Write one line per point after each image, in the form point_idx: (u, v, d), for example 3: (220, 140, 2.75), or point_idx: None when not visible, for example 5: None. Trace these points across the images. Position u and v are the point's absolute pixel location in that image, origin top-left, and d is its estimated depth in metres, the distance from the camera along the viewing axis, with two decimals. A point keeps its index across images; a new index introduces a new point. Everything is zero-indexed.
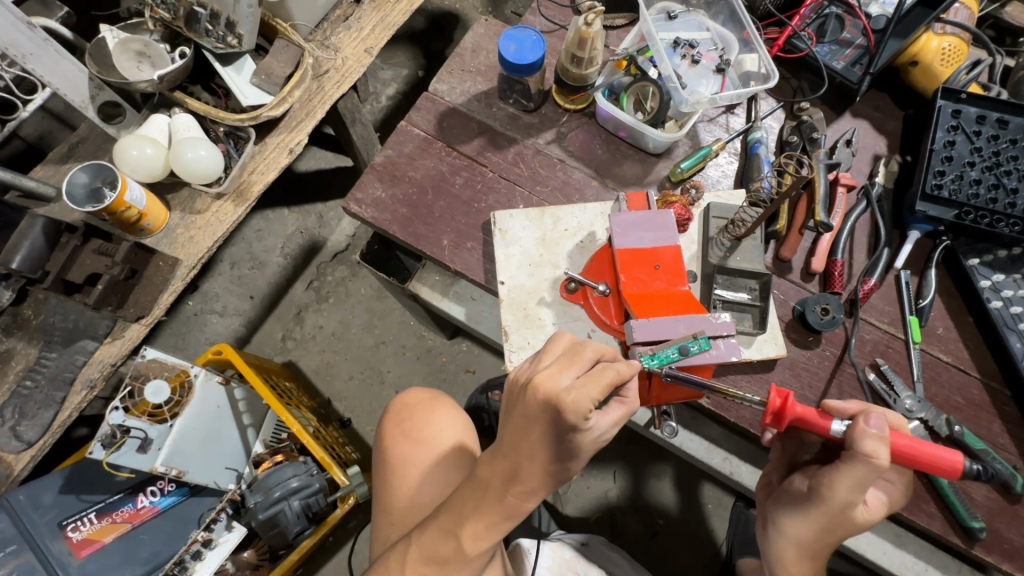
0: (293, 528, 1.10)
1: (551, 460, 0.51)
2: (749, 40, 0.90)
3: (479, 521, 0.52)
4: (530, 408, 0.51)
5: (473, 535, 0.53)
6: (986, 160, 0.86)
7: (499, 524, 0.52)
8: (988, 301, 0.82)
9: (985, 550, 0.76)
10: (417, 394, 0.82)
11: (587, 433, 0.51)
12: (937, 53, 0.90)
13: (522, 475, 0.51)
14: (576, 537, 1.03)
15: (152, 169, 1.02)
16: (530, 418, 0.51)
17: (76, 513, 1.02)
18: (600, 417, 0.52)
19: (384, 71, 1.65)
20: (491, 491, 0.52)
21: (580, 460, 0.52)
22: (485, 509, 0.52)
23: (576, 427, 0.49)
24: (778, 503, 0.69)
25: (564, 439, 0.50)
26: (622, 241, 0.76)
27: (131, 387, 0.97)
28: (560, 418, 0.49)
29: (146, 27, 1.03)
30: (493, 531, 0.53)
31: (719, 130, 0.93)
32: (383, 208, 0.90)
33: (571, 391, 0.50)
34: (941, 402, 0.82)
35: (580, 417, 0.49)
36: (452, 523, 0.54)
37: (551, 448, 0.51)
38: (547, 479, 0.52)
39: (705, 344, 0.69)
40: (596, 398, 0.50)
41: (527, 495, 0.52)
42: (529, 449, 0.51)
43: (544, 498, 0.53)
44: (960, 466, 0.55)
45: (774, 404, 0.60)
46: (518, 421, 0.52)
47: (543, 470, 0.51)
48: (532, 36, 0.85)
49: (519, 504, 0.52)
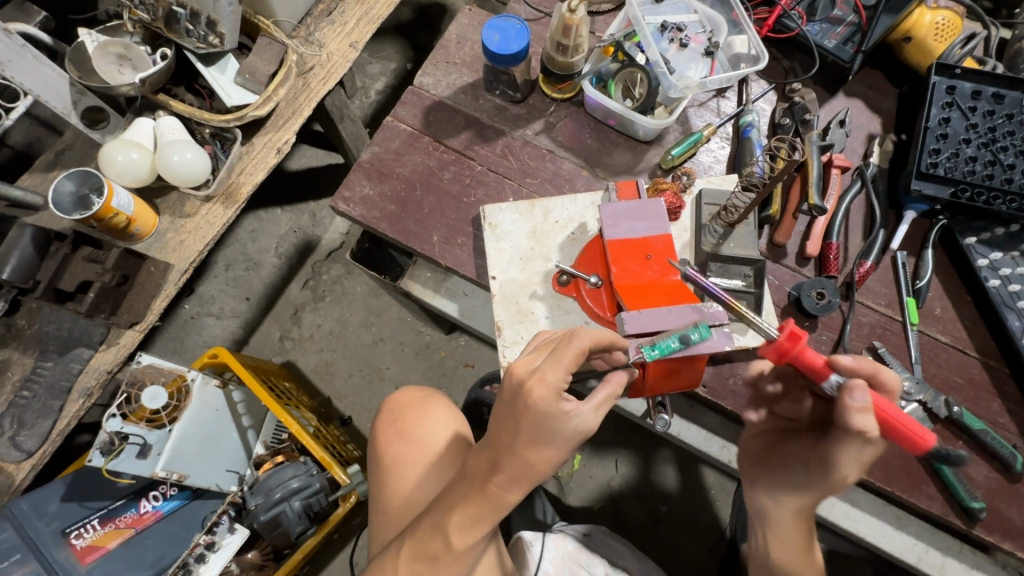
0: (296, 528, 1.08)
1: (529, 447, 0.51)
2: (738, 21, 0.89)
3: (466, 512, 0.53)
4: (509, 395, 0.53)
5: (459, 527, 0.53)
6: (982, 137, 0.84)
7: (486, 516, 0.52)
8: (986, 280, 0.81)
9: (986, 529, 0.76)
10: (411, 392, 0.81)
11: (563, 418, 0.51)
12: (931, 28, 0.88)
13: (502, 463, 0.52)
14: (577, 527, 1.03)
15: (137, 175, 1.02)
16: (507, 403, 0.53)
17: (79, 520, 1.00)
18: (579, 404, 0.52)
19: (371, 65, 1.63)
20: (476, 480, 0.53)
21: (554, 447, 0.52)
22: (471, 502, 0.53)
23: (548, 408, 0.51)
24: (774, 473, 0.70)
25: (540, 424, 0.51)
26: (612, 231, 0.74)
27: (127, 393, 0.99)
28: (530, 400, 0.51)
29: (125, 29, 1.02)
30: (480, 524, 0.53)
31: (709, 114, 0.92)
32: (372, 206, 0.89)
33: (540, 375, 0.52)
34: (940, 382, 0.81)
35: (549, 397, 0.51)
36: (441, 517, 0.54)
37: (528, 433, 0.51)
38: (527, 468, 0.51)
39: (704, 332, 0.65)
40: (566, 378, 0.52)
41: (509, 485, 0.51)
42: (508, 436, 0.52)
43: (529, 490, 0.52)
44: (929, 445, 0.53)
45: (783, 337, 0.56)
46: (498, 408, 0.54)
47: (523, 458, 0.51)
48: (515, 26, 0.83)
49: (502, 495, 0.52)
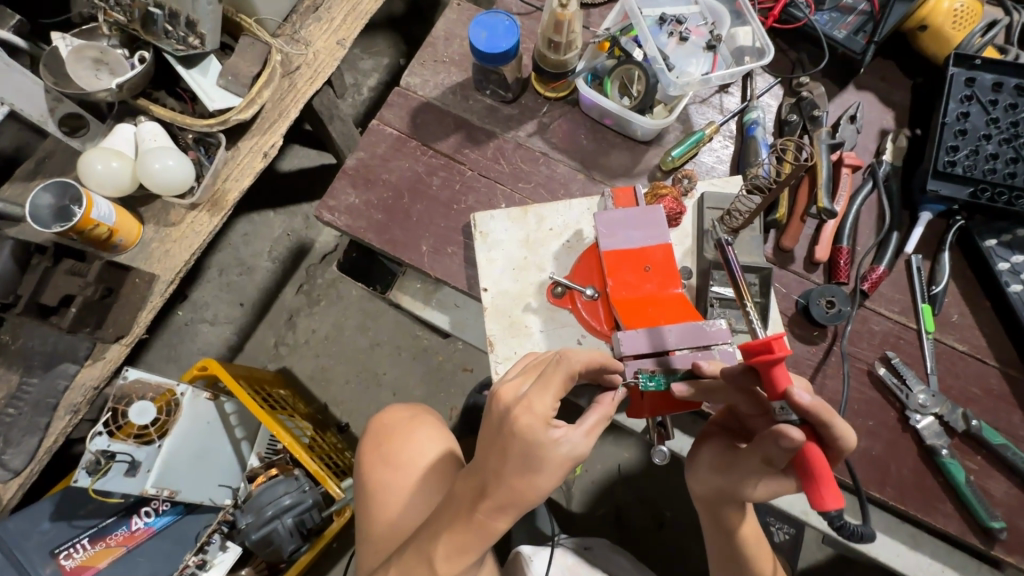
0: (288, 546, 1.05)
1: (517, 474, 0.47)
2: (741, 11, 0.84)
3: (451, 541, 0.50)
4: (493, 420, 0.50)
5: (445, 556, 0.50)
6: (1003, 132, 0.79)
7: (473, 546, 0.49)
8: (1007, 285, 0.77)
9: (1006, 549, 0.72)
10: (398, 413, 0.78)
11: (552, 444, 0.48)
12: (948, 15, 0.82)
13: (490, 491, 0.48)
14: (577, 540, 1.00)
15: (119, 183, 0.98)
16: (493, 429, 0.50)
17: (69, 539, 0.99)
18: (569, 431, 0.49)
19: (363, 60, 1.58)
20: (462, 508, 0.50)
21: (544, 475, 0.48)
22: (458, 530, 0.49)
23: (535, 434, 0.48)
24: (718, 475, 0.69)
25: (526, 451, 0.47)
26: (608, 242, 0.70)
27: (114, 410, 0.96)
28: (516, 427, 0.48)
29: (102, 33, 0.99)
30: (467, 552, 0.49)
31: (712, 112, 0.87)
32: (358, 215, 0.85)
33: (526, 399, 0.49)
34: (957, 394, 0.77)
35: (538, 423, 0.48)
36: (426, 546, 0.51)
37: (517, 460, 0.47)
38: (517, 496, 0.47)
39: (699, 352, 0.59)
40: (553, 404, 0.50)
41: (497, 513, 0.48)
42: (496, 463, 0.48)
43: (518, 518, 0.49)
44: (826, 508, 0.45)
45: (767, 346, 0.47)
46: (484, 435, 0.51)
47: (511, 486, 0.47)
48: (504, 22, 0.79)
49: (491, 524, 0.48)
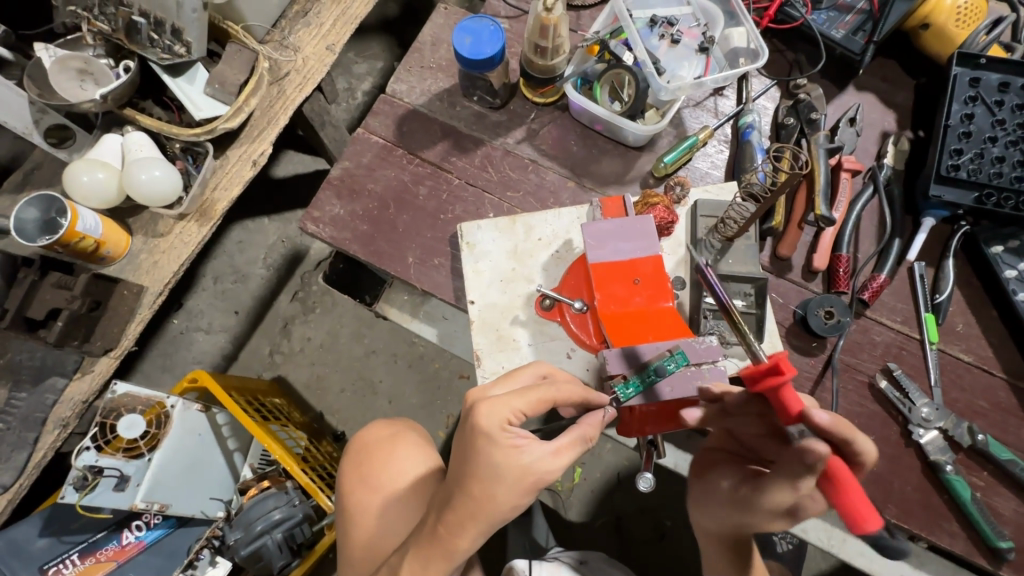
0: (277, 562, 1.04)
1: (474, 482, 0.47)
2: (734, 12, 0.81)
3: (417, 556, 0.49)
4: (462, 425, 0.51)
5: (410, 574, 0.49)
6: (1009, 134, 0.76)
7: (434, 561, 0.49)
8: (1014, 293, 0.74)
9: (1014, 570, 0.69)
10: (378, 430, 0.74)
11: (510, 452, 0.47)
12: (951, 13, 0.79)
13: (450, 500, 0.48)
14: (573, 553, 0.98)
15: (105, 196, 0.98)
16: (458, 434, 0.50)
17: (58, 555, 0.98)
18: (531, 441, 0.48)
19: (357, 64, 1.56)
20: (429, 520, 0.50)
21: (502, 485, 0.47)
22: (422, 546, 0.49)
23: (491, 437, 0.47)
24: (706, 498, 0.64)
25: (481, 455, 0.47)
26: (596, 253, 0.68)
27: (100, 424, 0.94)
28: (475, 428, 0.48)
29: (85, 42, 0.97)
30: (430, 570, 0.49)
31: (706, 115, 0.84)
32: (343, 226, 0.83)
33: (492, 401, 0.49)
34: (963, 407, 0.74)
35: (495, 427, 0.47)
36: (396, 561, 0.51)
37: (475, 468, 0.47)
38: (474, 508, 0.47)
39: (681, 360, 0.59)
40: (519, 409, 0.49)
41: (457, 528, 0.47)
42: (456, 470, 0.48)
43: (480, 537, 0.48)
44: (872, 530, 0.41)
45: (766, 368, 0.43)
46: (452, 441, 0.51)
47: (467, 493, 0.47)
48: (490, 26, 0.76)
49: (451, 540, 0.48)
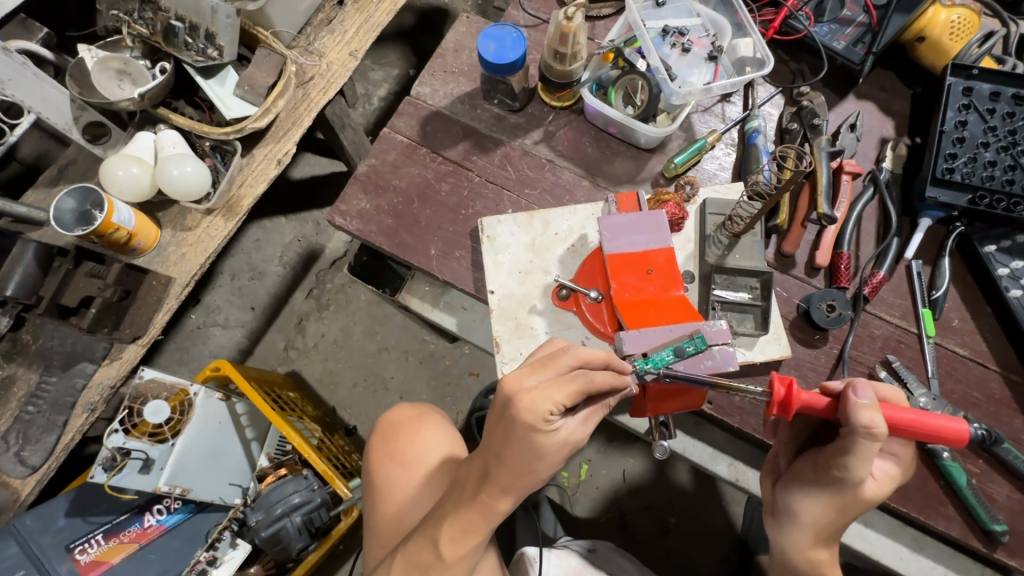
0: (297, 544, 1.07)
1: (518, 460, 0.50)
2: (743, 24, 0.86)
3: (456, 523, 0.52)
4: (500, 409, 0.51)
5: (449, 538, 0.52)
6: (1000, 140, 0.80)
7: (476, 528, 0.52)
8: (1007, 290, 0.78)
9: (1009, 553, 0.72)
10: (404, 411, 0.80)
11: (550, 435, 0.50)
12: (945, 27, 0.84)
13: (494, 474, 0.51)
14: (582, 542, 1.01)
15: (139, 189, 1.02)
16: (498, 417, 0.51)
17: (84, 535, 1.02)
18: (566, 420, 0.51)
19: (374, 71, 1.62)
20: (469, 489, 0.52)
21: (543, 463, 0.51)
22: (462, 512, 0.52)
23: (535, 427, 0.49)
24: (784, 488, 0.66)
25: (526, 440, 0.49)
26: (611, 245, 0.72)
27: (129, 408, 0.98)
28: (520, 417, 0.49)
29: (125, 44, 1.03)
30: (471, 534, 0.52)
31: (714, 120, 0.89)
32: (369, 220, 0.87)
33: (534, 391, 0.50)
34: (958, 398, 0.78)
35: (540, 418, 0.49)
36: (433, 529, 0.54)
37: (518, 449, 0.50)
38: (518, 479, 0.51)
39: (700, 344, 0.63)
40: (561, 401, 0.50)
41: (501, 494, 0.51)
42: (499, 448, 0.50)
43: (520, 500, 0.52)
44: (965, 433, 0.51)
45: (778, 393, 0.56)
46: (490, 422, 0.52)
47: (511, 467, 0.50)
48: (511, 34, 0.81)
49: (492, 504, 0.51)
